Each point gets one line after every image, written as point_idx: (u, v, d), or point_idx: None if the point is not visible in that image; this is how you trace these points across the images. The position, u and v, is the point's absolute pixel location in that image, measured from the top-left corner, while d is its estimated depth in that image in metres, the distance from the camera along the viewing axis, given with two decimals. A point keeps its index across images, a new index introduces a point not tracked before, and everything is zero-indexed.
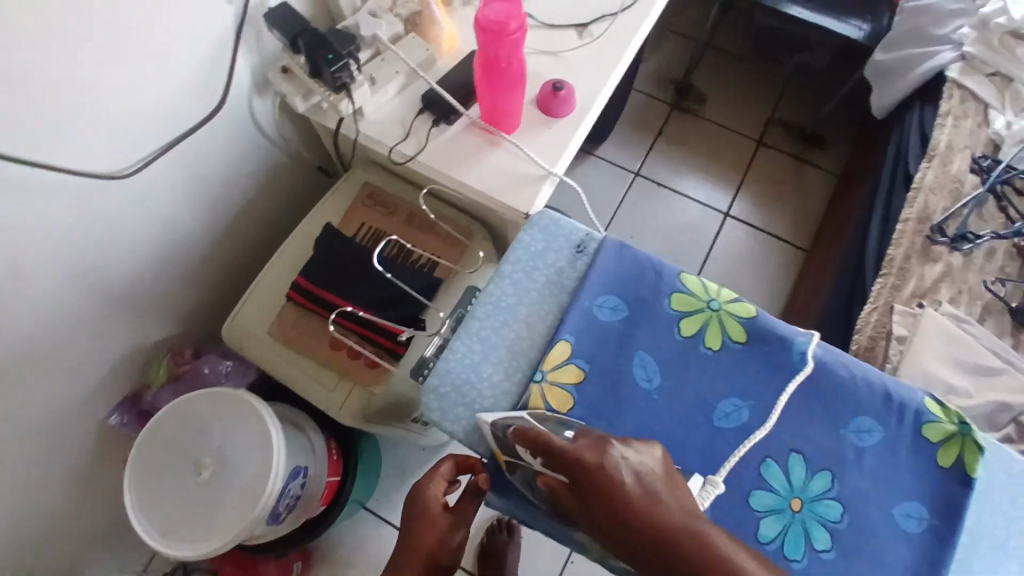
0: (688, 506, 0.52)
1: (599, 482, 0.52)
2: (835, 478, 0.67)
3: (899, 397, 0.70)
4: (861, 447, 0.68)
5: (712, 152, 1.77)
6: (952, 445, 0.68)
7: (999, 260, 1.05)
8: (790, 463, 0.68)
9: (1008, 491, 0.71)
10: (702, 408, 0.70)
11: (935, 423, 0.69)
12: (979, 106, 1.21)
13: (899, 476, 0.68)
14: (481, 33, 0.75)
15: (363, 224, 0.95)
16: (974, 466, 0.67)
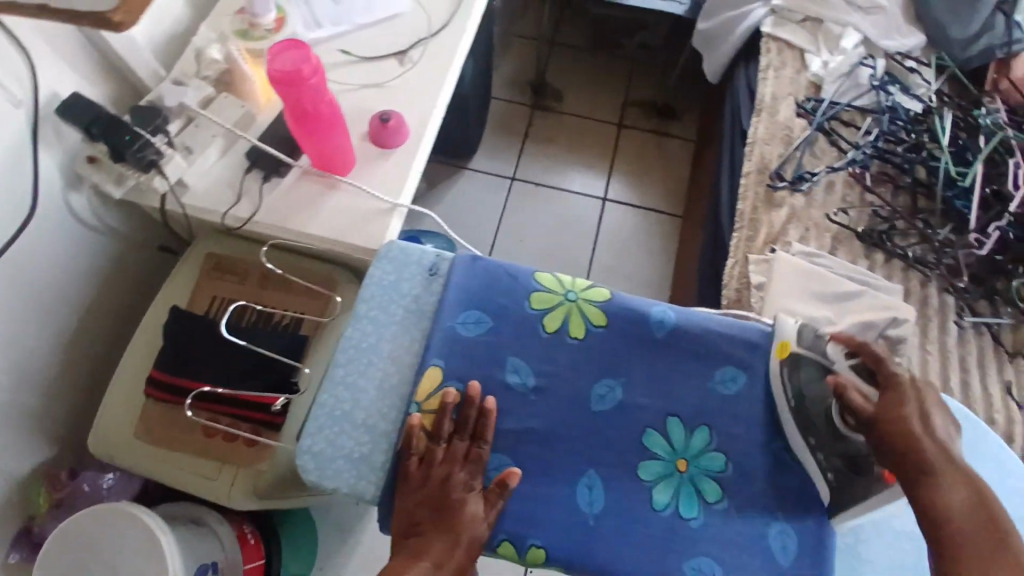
0: (929, 472, 0.60)
1: (901, 435, 0.62)
2: (713, 430, 0.70)
3: (759, 342, 0.73)
4: (730, 395, 0.71)
5: (579, 143, 1.81)
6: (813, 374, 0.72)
7: (837, 191, 1.13)
8: (669, 428, 0.70)
9: None
10: (578, 398, 0.70)
11: (793, 359, 0.73)
12: (795, 53, 1.28)
13: (770, 415, 0.71)
14: (278, 85, 0.73)
15: (214, 297, 0.92)
16: None
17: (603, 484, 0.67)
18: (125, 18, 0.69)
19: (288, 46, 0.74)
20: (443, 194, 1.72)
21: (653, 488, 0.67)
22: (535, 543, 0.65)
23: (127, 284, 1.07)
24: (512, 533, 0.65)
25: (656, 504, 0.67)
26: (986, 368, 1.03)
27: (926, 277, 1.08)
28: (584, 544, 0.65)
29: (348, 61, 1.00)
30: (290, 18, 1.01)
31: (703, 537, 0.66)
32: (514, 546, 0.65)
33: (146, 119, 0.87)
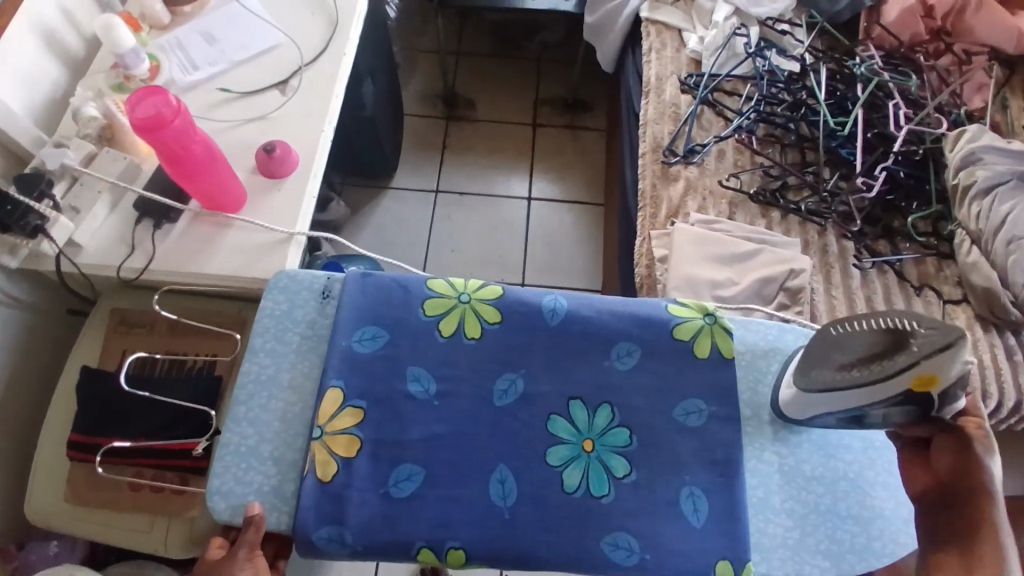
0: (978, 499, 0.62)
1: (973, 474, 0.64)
2: (614, 407, 0.73)
3: (646, 314, 0.77)
4: (626, 369, 0.74)
5: (496, 147, 1.84)
6: (703, 336, 0.76)
7: (729, 158, 1.17)
8: (573, 411, 0.72)
9: (770, 358, 0.77)
10: (481, 396, 0.72)
11: (683, 323, 0.77)
12: (674, 33, 1.33)
13: (665, 381, 0.74)
14: (142, 133, 0.75)
15: (124, 352, 0.91)
16: (724, 347, 0.76)
17: (512, 476, 0.69)
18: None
19: (144, 94, 0.75)
20: (370, 216, 1.73)
21: (564, 473, 0.69)
22: (453, 546, 0.66)
23: (42, 353, 1.05)
24: (429, 539, 0.66)
25: (568, 487, 0.69)
26: (894, 302, 1.07)
27: (822, 227, 1.12)
28: (501, 537, 0.66)
29: (228, 98, 1.01)
30: (164, 64, 1.02)
31: (615, 509, 0.68)
32: (432, 551, 0.66)
33: (30, 185, 0.85)
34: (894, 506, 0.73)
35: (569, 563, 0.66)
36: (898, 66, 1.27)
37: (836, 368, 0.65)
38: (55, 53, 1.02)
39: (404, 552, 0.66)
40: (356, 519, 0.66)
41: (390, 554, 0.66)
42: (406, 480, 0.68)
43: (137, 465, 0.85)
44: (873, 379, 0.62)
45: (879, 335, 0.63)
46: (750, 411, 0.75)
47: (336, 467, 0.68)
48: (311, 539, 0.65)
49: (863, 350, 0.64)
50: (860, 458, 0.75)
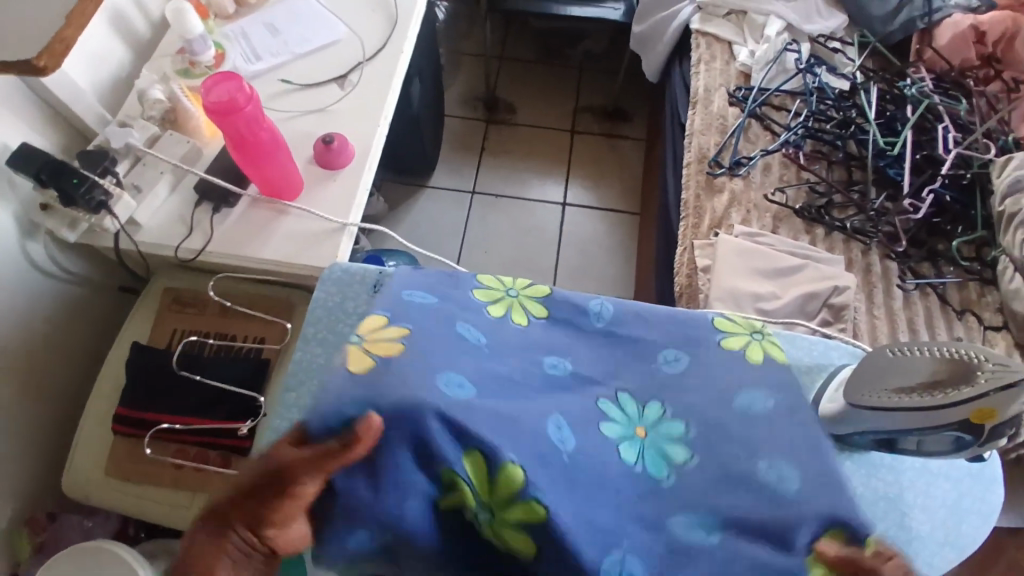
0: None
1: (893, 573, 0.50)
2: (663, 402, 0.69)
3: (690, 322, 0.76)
4: (677, 370, 0.72)
5: (535, 151, 1.86)
6: (755, 348, 0.73)
7: (774, 172, 1.17)
8: (622, 402, 0.69)
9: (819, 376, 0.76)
10: (532, 363, 0.70)
11: (731, 336, 0.74)
12: (724, 46, 1.33)
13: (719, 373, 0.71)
14: (213, 117, 0.77)
15: (175, 330, 0.94)
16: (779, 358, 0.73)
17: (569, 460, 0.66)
18: (48, 63, 0.74)
19: (219, 79, 0.78)
20: (407, 213, 1.75)
21: (619, 448, 0.64)
22: (510, 461, 0.53)
23: (92, 327, 1.09)
24: (485, 444, 0.54)
25: (625, 462, 0.63)
26: (935, 325, 1.06)
27: (866, 246, 1.11)
28: (559, 460, 0.58)
29: (288, 89, 1.03)
30: (229, 53, 1.06)
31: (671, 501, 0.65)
32: (481, 458, 0.54)
33: (93, 161, 0.88)
34: (933, 529, 0.72)
35: (641, 547, 0.57)
36: (949, 90, 1.26)
37: (892, 388, 0.65)
38: (124, 37, 1.06)
39: (448, 461, 0.54)
40: (389, 406, 0.57)
41: (411, 489, 0.53)
42: (457, 385, 0.61)
43: (182, 441, 0.88)
44: (937, 403, 0.62)
45: (941, 363, 0.64)
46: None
47: (372, 362, 0.63)
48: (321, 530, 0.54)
49: (926, 375, 0.64)
50: (901, 478, 0.74)
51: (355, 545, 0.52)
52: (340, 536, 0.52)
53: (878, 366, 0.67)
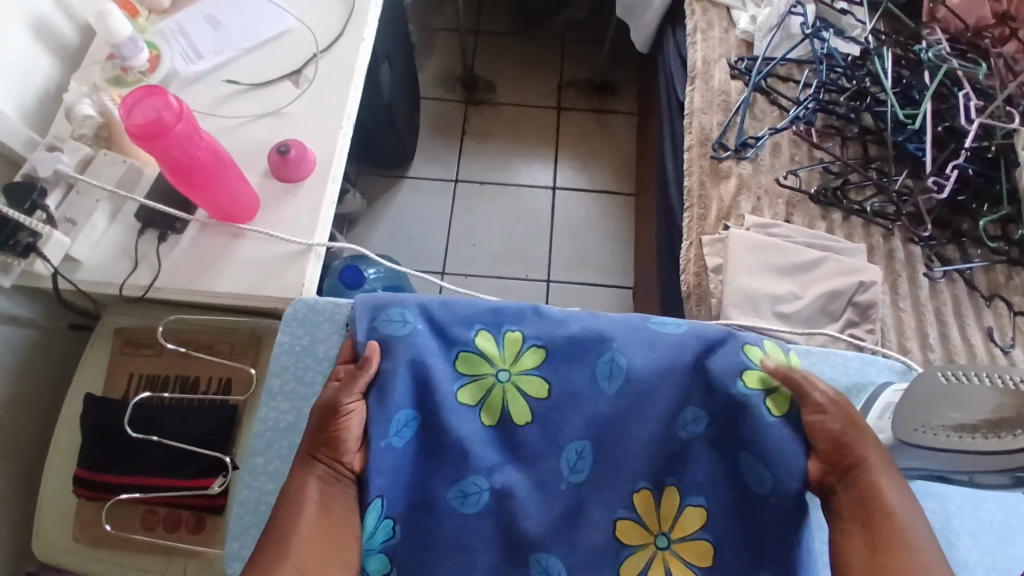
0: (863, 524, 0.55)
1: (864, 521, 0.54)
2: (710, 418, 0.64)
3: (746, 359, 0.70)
4: None
5: (519, 133, 1.73)
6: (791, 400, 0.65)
7: (784, 152, 1.07)
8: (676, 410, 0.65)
9: (857, 399, 0.68)
10: (582, 351, 0.67)
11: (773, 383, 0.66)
12: (721, 11, 1.21)
13: None
14: (141, 142, 0.66)
15: (132, 375, 0.84)
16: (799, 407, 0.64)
17: (593, 452, 0.64)
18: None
19: (141, 94, 0.67)
20: (387, 209, 1.63)
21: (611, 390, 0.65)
22: (509, 329, 0.68)
23: (45, 371, 0.98)
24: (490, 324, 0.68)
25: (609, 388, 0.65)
26: (964, 314, 0.98)
27: (888, 230, 1.02)
28: (557, 338, 0.67)
29: (236, 91, 0.91)
30: (165, 54, 0.93)
31: (686, 482, 0.63)
32: (490, 334, 0.67)
33: (19, 196, 0.76)
34: (981, 560, 0.65)
35: (596, 325, 0.69)
36: (966, 52, 1.16)
37: (951, 425, 0.57)
38: (47, 44, 0.93)
39: (464, 343, 0.66)
40: (417, 306, 0.68)
41: (440, 373, 0.64)
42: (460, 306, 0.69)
43: (149, 502, 0.79)
44: (1002, 446, 0.52)
45: (1010, 399, 0.54)
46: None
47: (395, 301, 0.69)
48: (369, 495, 0.58)
49: (987, 411, 0.55)
50: (948, 506, 0.67)
51: (400, 438, 0.61)
52: (389, 425, 0.61)
53: (928, 399, 0.59)
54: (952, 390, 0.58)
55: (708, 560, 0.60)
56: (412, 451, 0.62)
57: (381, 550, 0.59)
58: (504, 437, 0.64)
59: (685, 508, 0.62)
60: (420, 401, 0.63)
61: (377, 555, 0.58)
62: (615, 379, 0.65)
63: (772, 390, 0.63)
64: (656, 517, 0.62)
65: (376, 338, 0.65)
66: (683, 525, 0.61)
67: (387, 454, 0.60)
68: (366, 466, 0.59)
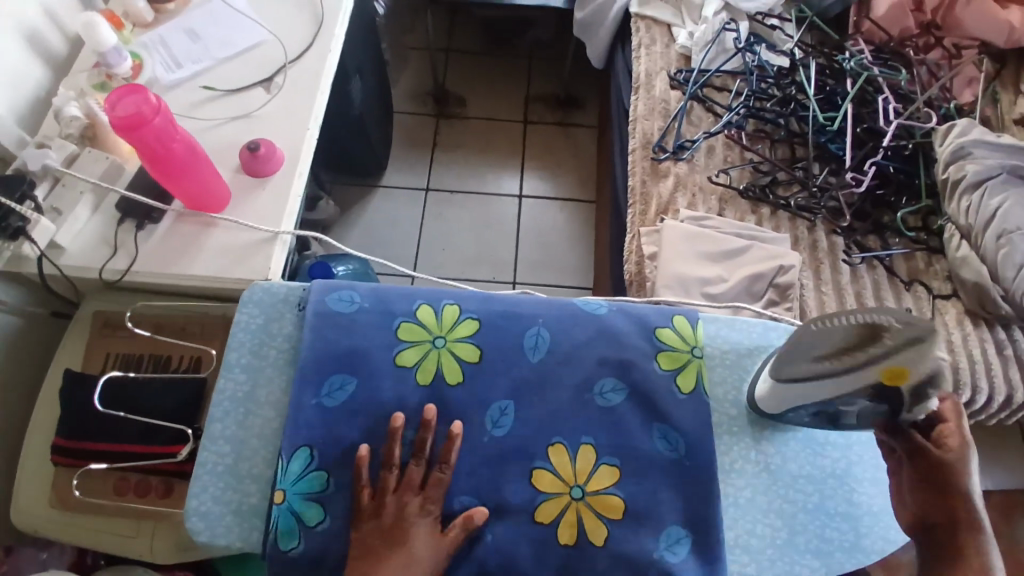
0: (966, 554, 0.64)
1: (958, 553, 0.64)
2: (624, 385, 0.73)
3: (664, 330, 0.76)
4: (647, 369, 0.74)
5: (489, 144, 1.83)
6: (689, 370, 0.74)
7: (718, 154, 1.17)
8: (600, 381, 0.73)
9: (758, 359, 0.78)
10: (514, 325, 0.74)
11: (675, 355, 0.75)
12: (663, 29, 1.33)
13: (669, 383, 0.74)
14: (118, 132, 0.73)
15: (109, 354, 0.90)
16: (686, 384, 0.74)
17: (515, 411, 0.71)
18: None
19: (123, 92, 0.74)
20: (362, 215, 1.72)
21: (533, 358, 0.73)
22: (448, 303, 0.75)
23: (28, 356, 1.04)
24: (430, 300, 0.75)
25: (531, 355, 0.73)
26: (884, 297, 1.07)
27: (812, 223, 1.12)
28: (490, 313, 0.75)
29: (211, 96, 1.00)
30: (147, 63, 1.01)
31: (601, 441, 0.70)
32: (431, 308, 0.74)
33: (10, 187, 0.84)
34: (879, 502, 0.73)
35: (530, 304, 0.76)
36: (889, 60, 1.27)
37: (812, 360, 0.65)
38: (40, 54, 1.01)
39: (405, 314, 0.74)
40: (366, 288, 0.76)
41: (379, 341, 0.72)
42: (402, 291, 0.76)
43: (123, 469, 0.85)
44: (853, 370, 0.63)
45: (856, 330, 0.63)
46: (735, 410, 0.75)
47: (344, 283, 0.76)
48: (298, 443, 0.67)
49: (838, 341, 0.64)
50: (848, 454, 0.74)
51: (332, 398, 0.69)
52: (322, 386, 0.69)
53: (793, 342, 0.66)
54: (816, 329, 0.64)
55: (616, 511, 0.67)
56: (346, 407, 0.69)
57: (314, 500, 0.65)
58: (434, 396, 0.70)
59: (599, 466, 0.69)
60: (358, 365, 0.70)
61: (311, 503, 0.65)
62: (538, 348, 0.74)
63: (681, 367, 0.74)
64: (571, 471, 0.69)
65: (326, 313, 0.73)
66: (596, 481, 0.69)
67: (318, 411, 0.68)
68: (295, 417, 0.68)
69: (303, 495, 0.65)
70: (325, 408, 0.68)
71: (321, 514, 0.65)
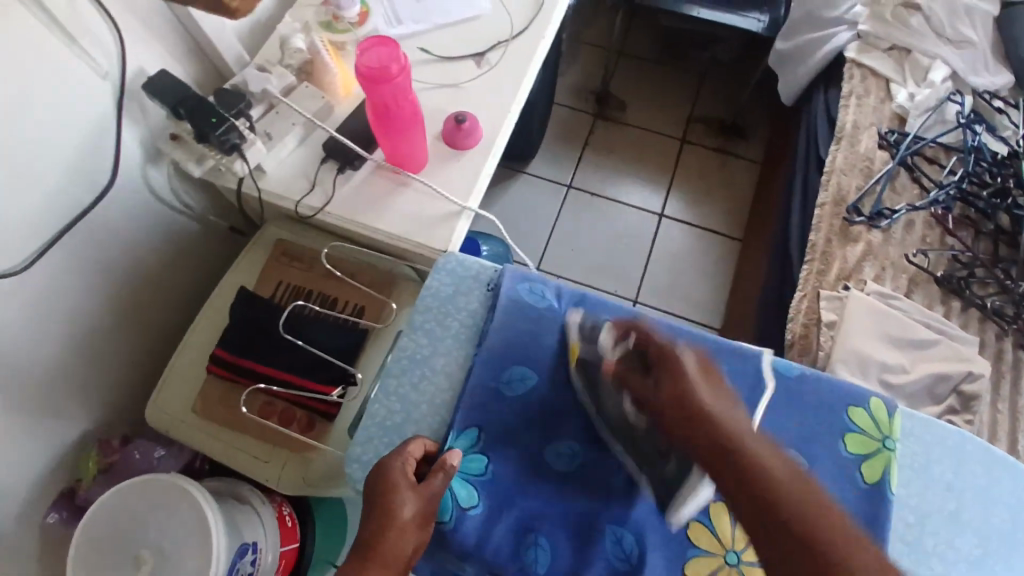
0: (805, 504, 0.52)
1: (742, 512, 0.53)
2: (806, 460, 0.69)
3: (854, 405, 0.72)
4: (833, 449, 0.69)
5: (640, 154, 1.78)
6: (877, 460, 0.68)
7: (917, 231, 1.08)
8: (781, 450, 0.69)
9: (945, 465, 0.73)
10: None
11: (858, 436, 0.70)
12: (880, 81, 1.25)
13: (848, 467, 0.68)
14: (361, 81, 0.74)
15: (281, 282, 0.93)
16: (873, 473, 0.68)
17: None
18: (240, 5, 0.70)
19: (374, 42, 0.75)
20: (500, 196, 1.72)
21: None
22: (636, 325, 0.74)
23: (192, 261, 1.10)
24: (618, 317, 0.74)
25: None
26: None
27: (1002, 330, 1.01)
28: None
29: (426, 59, 1.00)
30: (373, 12, 1.03)
31: None
32: (617, 326, 0.74)
33: (229, 102, 0.87)
34: None
35: (715, 346, 0.74)
36: None
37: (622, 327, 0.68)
38: None
39: (591, 326, 0.73)
40: (555, 287, 0.76)
41: (562, 346, 0.72)
42: (591, 300, 0.76)
43: (273, 395, 0.87)
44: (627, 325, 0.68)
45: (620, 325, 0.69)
46: (913, 515, 0.71)
47: (540, 275, 0.76)
48: (467, 424, 0.68)
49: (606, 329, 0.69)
50: None
51: (508, 389, 0.70)
52: (501, 375, 0.70)
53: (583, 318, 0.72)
54: (576, 351, 0.70)
55: None
56: (520, 402, 0.69)
57: (469, 482, 0.66)
58: None
59: None
60: (536, 363, 0.71)
61: (465, 484, 0.66)
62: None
63: (870, 453, 0.69)
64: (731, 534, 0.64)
65: (517, 303, 0.73)
66: None
67: (496, 398, 0.69)
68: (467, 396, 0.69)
69: (460, 473, 0.66)
70: (496, 400, 0.69)
71: (474, 499, 0.65)
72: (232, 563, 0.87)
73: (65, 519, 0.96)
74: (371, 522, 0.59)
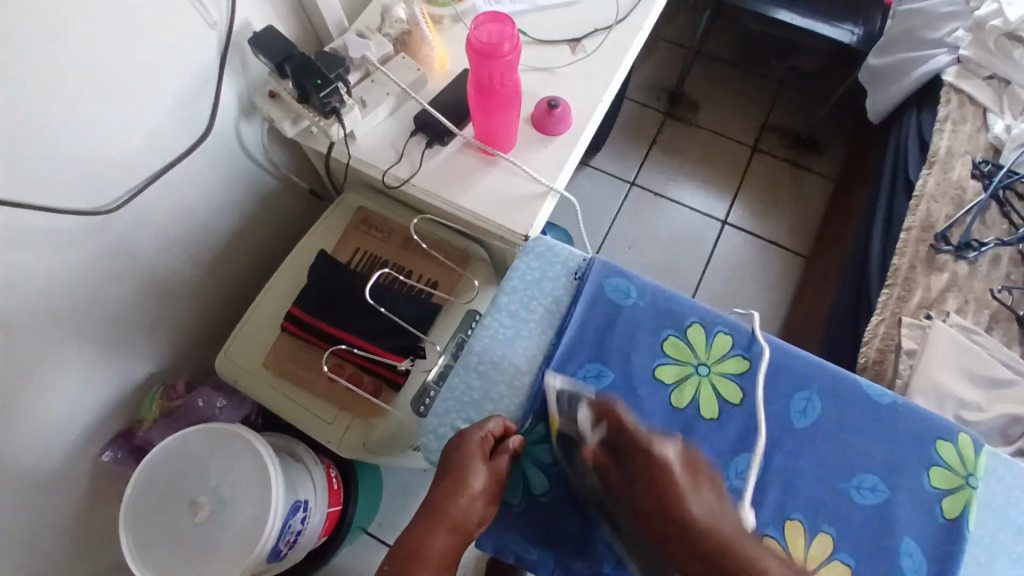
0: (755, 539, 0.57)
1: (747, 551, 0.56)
2: (887, 486, 0.68)
3: (941, 437, 0.71)
4: (914, 479, 0.69)
5: (708, 159, 1.75)
6: (959, 495, 0.68)
7: (1004, 267, 1.04)
8: (862, 475, 0.69)
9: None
10: (787, 381, 0.73)
11: (943, 470, 0.69)
12: (977, 109, 1.20)
13: (928, 499, 0.68)
14: (472, 54, 0.74)
15: (358, 249, 0.94)
16: (953, 509, 0.67)
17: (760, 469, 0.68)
18: None
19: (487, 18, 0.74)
20: None
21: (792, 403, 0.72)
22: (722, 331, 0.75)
23: (269, 220, 1.13)
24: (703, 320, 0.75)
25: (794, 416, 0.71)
26: None
27: None
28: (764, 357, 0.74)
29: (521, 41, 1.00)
30: None
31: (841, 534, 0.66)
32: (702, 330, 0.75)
33: (331, 66, 0.87)
34: None
35: (809, 363, 0.74)
36: None
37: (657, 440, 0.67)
38: None
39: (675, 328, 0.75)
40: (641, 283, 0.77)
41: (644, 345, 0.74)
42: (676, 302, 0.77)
43: (342, 358, 0.88)
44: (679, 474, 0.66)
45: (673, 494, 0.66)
46: (985, 556, 0.69)
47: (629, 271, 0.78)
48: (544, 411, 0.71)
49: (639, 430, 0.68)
50: None
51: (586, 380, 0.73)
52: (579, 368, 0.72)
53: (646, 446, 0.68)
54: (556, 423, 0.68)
55: None
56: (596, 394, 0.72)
57: (541, 469, 0.69)
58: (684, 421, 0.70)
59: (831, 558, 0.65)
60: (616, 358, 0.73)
61: (537, 470, 0.69)
62: (806, 412, 0.71)
63: (952, 488, 0.68)
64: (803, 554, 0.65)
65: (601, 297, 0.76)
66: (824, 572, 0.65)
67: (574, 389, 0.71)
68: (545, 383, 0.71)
69: (532, 459, 0.69)
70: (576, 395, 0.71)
71: (545, 486, 0.68)
72: (285, 517, 0.88)
73: (121, 459, 0.98)
74: (440, 482, 0.61)
